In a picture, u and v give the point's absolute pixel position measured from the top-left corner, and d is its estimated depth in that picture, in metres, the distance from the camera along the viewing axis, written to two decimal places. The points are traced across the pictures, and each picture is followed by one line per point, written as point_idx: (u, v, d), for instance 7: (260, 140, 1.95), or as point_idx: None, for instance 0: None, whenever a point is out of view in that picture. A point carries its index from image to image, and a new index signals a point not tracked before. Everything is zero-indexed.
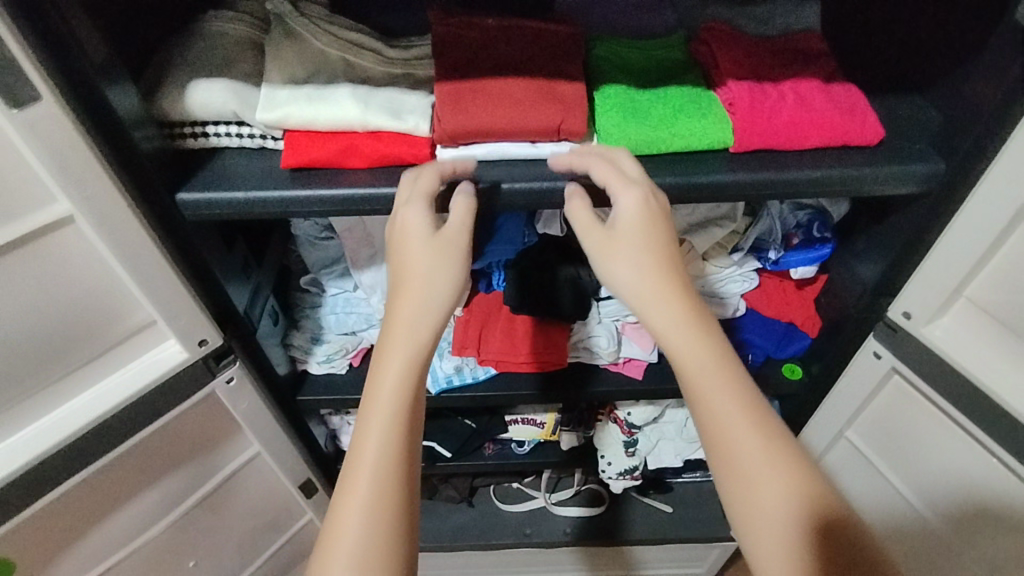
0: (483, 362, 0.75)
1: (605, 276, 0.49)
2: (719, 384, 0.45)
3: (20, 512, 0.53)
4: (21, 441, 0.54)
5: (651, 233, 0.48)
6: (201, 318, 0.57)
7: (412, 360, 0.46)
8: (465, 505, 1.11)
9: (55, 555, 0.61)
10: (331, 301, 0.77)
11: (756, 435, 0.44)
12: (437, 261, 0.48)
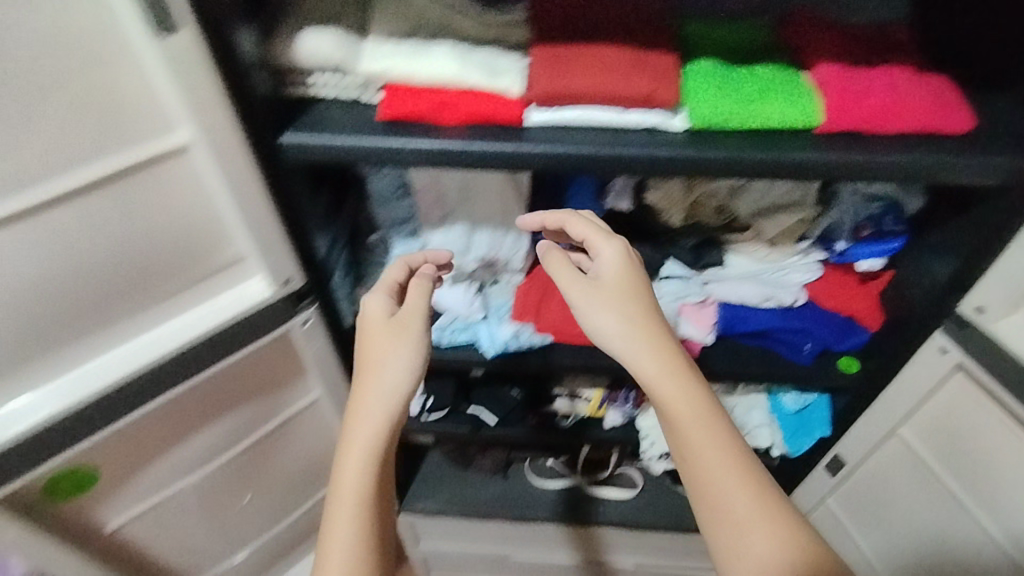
0: (541, 330, 0.77)
1: (592, 329, 0.53)
2: (703, 435, 0.49)
3: (111, 422, 0.57)
4: (119, 357, 0.57)
5: (634, 283, 0.54)
6: (288, 257, 0.59)
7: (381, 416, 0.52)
8: (499, 477, 1.13)
9: (136, 469, 0.65)
10: (397, 259, 0.78)
11: (737, 484, 0.48)
12: (401, 333, 0.55)
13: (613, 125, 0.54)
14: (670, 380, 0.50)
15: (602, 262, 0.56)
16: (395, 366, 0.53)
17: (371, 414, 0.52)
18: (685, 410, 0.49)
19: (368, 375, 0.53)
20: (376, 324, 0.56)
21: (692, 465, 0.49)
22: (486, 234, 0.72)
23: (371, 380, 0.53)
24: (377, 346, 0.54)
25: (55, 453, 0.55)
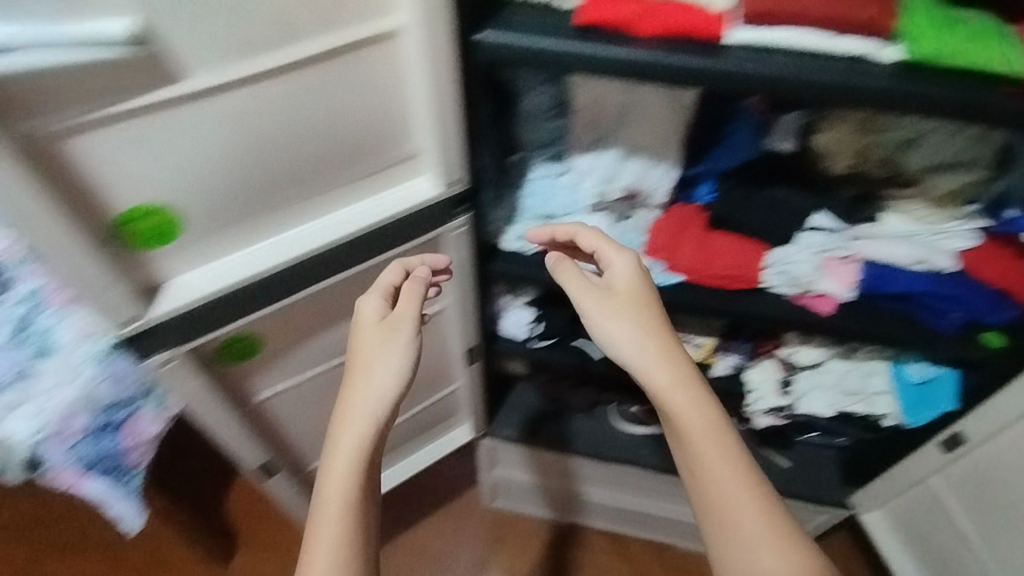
0: (673, 269, 0.77)
1: (609, 334, 0.64)
2: (710, 446, 0.59)
3: (281, 299, 0.59)
4: (295, 236, 0.59)
5: (643, 294, 0.65)
6: (459, 160, 0.60)
7: (371, 415, 0.59)
8: (583, 415, 1.15)
9: (291, 346, 0.70)
10: (536, 183, 0.78)
11: (734, 471, 0.58)
12: (387, 342, 0.62)
13: (819, 50, 0.52)
14: (680, 388, 0.61)
15: (614, 272, 0.68)
16: (383, 374, 0.60)
17: (358, 417, 0.58)
18: (696, 419, 0.59)
19: (355, 379, 0.60)
20: (370, 329, 0.62)
21: (702, 471, 0.59)
22: (639, 161, 0.71)
23: (362, 382, 0.60)
24: (365, 350, 0.61)
25: (237, 321, 0.58)
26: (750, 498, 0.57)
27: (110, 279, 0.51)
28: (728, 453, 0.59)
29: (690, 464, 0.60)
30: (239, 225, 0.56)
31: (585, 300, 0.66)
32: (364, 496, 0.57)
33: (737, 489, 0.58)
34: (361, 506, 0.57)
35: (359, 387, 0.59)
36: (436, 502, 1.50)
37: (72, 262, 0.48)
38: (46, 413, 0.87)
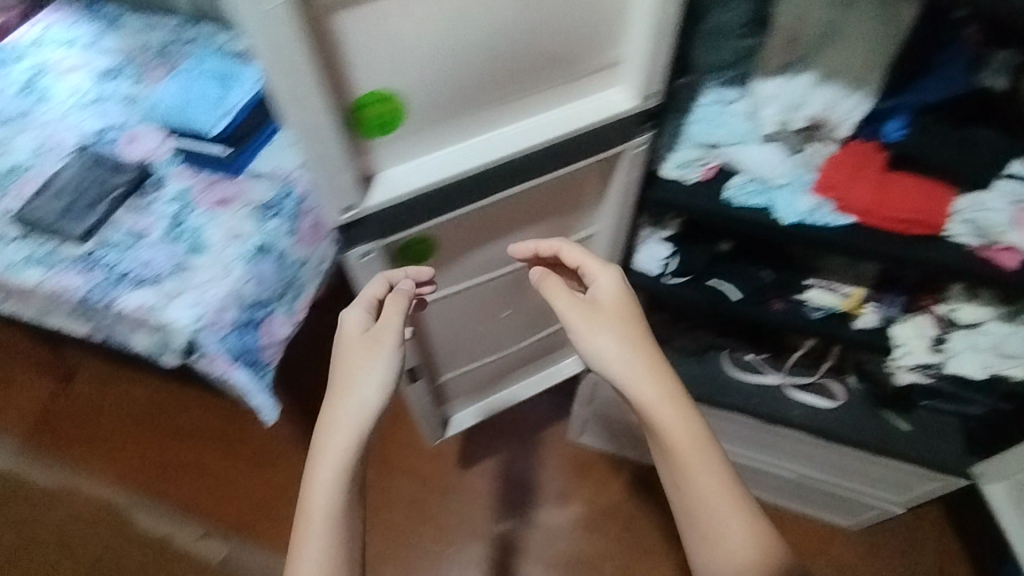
0: (844, 210, 0.73)
1: (595, 351, 0.68)
2: (694, 462, 0.64)
3: (470, 203, 0.59)
4: (488, 141, 0.58)
5: (627, 310, 0.69)
6: (659, 72, 0.57)
7: (356, 428, 0.61)
8: (693, 359, 1.13)
9: (462, 252, 0.74)
10: (705, 108, 0.75)
11: (720, 485, 0.64)
12: (375, 349, 0.65)
13: None
14: (666, 409, 0.65)
15: (599, 286, 0.72)
16: (367, 385, 0.63)
17: (344, 427, 0.61)
18: (683, 436, 0.64)
19: (340, 393, 0.63)
20: (358, 340, 0.65)
21: (687, 485, 0.64)
22: (830, 90, 0.69)
23: (350, 386, 0.63)
24: (351, 363, 0.64)
25: (430, 218, 0.58)
26: (727, 506, 0.63)
27: (341, 156, 0.51)
28: (711, 466, 0.64)
29: (675, 478, 0.65)
30: (455, 117, 0.55)
31: (571, 315, 0.70)
32: (352, 496, 0.62)
33: (718, 503, 0.63)
34: (350, 503, 0.62)
35: (343, 400, 0.62)
36: (526, 432, 1.55)
37: (321, 135, 0.49)
38: (201, 303, 0.91)
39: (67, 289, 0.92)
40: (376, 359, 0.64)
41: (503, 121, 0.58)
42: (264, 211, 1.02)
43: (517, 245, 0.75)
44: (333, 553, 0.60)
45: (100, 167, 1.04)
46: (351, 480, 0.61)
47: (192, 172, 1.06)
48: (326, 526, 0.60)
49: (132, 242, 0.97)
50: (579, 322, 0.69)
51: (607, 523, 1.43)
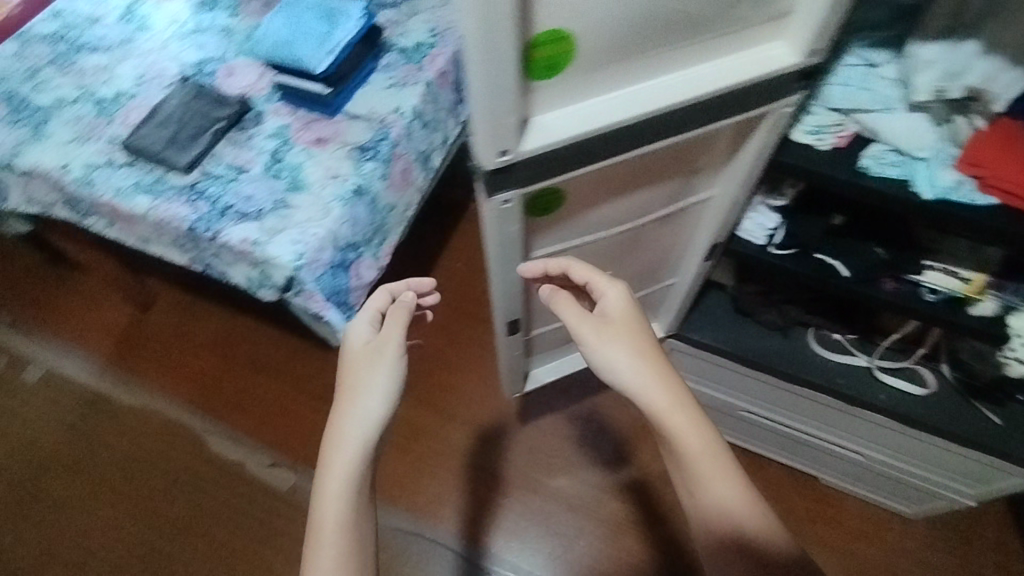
0: (987, 189, 0.68)
1: (607, 361, 0.67)
2: (709, 468, 0.63)
3: (613, 156, 0.57)
4: (640, 92, 0.55)
5: (637, 320, 0.68)
6: (831, 25, 0.53)
7: (366, 435, 0.69)
8: (779, 335, 1.10)
9: (582, 207, 0.72)
10: (847, 72, 0.72)
11: (739, 491, 0.63)
12: (377, 362, 0.73)
13: None
14: (680, 415, 0.64)
15: (606, 301, 0.71)
16: (373, 396, 0.71)
17: (351, 438, 0.69)
18: (697, 443, 0.63)
19: (347, 404, 0.71)
20: (365, 354, 0.74)
21: (702, 492, 0.63)
22: (996, 60, 0.64)
23: (360, 393, 0.71)
24: (357, 374, 0.72)
25: (573, 169, 0.56)
26: (749, 508, 0.62)
27: (513, 98, 0.48)
28: (728, 473, 0.63)
29: (689, 486, 0.64)
30: (623, 61, 0.52)
31: (582, 328, 0.69)
32: (361, 495, 0.69)
33: (739, 509, 0.62)
34: (359, 502, 0.69)
35: (352, 409, 0.70)
36: (584, 394, 1.56)
37: (502, 75, 0.46)
38: (302, 241, 0.92)
39: (174, 218, 0.95)
40: (383, 366, 0.73)
41: (658, 71, 0.55)
42: (361, 153, 1.02)
43: (526, 263, 0.71)
44: (343, 552, 0.66)
45: (202, 98, 1.05)
46: (359, 482, 0.69)
47: (289, 109, 1.06)
48: (338, 525, 0.67)
49: (234, 176, 0.99)
50: (587, 334, 0.68)
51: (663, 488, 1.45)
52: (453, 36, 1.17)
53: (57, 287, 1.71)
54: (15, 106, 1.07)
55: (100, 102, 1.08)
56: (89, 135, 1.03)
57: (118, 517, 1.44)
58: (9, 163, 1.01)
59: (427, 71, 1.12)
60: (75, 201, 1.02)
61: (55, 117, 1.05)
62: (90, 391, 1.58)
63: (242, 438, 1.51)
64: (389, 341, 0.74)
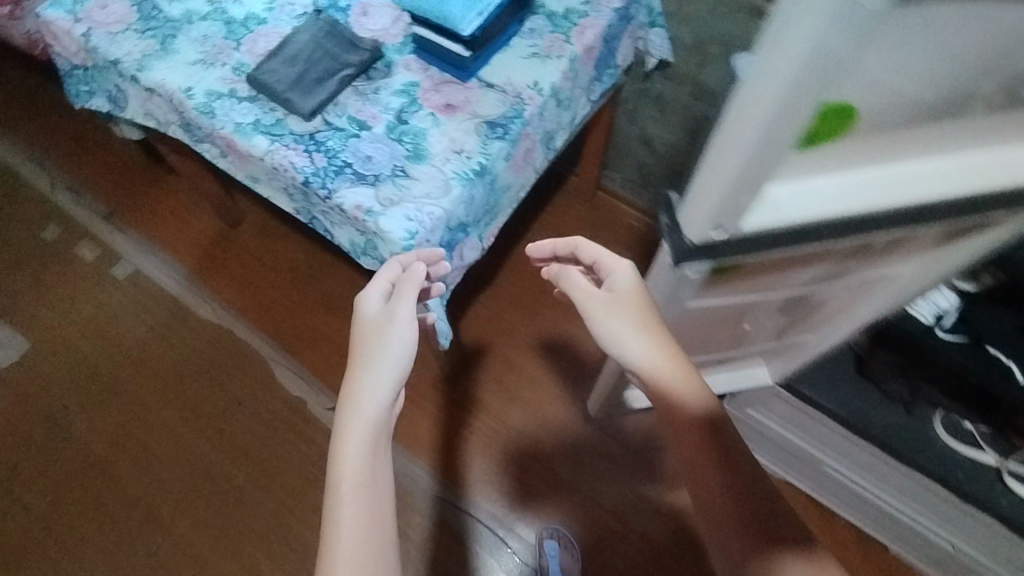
0: None
1: (614, 335, 0.72)
2: (713, 447, 0.67)
3: (814, 242, 0.49)
4: (880, 181, 0.45)
5: (639, 298, 0.73)
6: None
7: (384, 394, 0.73)
8: (901, 410, 0.97)
9: (751, 273, 0.63)
10: None
11: (744, 467, 0.66)
12: (390, 327, 0.77)
13: None
14: (684, 392, 0.69)
15: (614, 278, 0.75)
16: (389, 359, 0.75)
17: (366, 404, 0.71)
18: (702, 421, 0.68)
19: (360, 371, 0.74)
20: (375, 314, 0.79)
21: (706, 474, 0.67)
22: None
23: (373, 351, 0.76)
24: (372, 339, 0.76)
25: (764, 248, 0.50)
26: (751, 480, 0.66)
27: (772, 156, 0.41)
28: (734, 449, 0.67)
29: (691, 467, 0.68)
30: (893, 135, 0.42)
31: (590, 300, 0.75)
32: (378, 459, 0.70)
33: (742, 482, 0.66)
34: (376, 467, 0.69)
35: (369, 375, 0.73)
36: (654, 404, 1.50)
37: (773, 147, 0.40)
38: (416, 219, 0.86)
39: (289, 168, 0.90)
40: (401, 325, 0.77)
41: (909, 162, 0.45)
42: (489, 129, 0.93)
43: (539, 243, 0.84)
44: (367, 520, 0.65)
45: (334, 37, 0.98)
46: (375, 446, 0.70)
47: (421, 64, 0.98)
48: (357, 492, 0.66)
49: (356, 132, 0.93)
50: (595, 304, 0.74)
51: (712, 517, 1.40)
52: (608, 7, 1.04)
53: (154, 189, 1.73)
54: (145, 12, 1.02)
55: (230, 23, 1.02)
56: (215, 58, 0.98)
57: (185, 428, 1.51)
58: (134, 76, 0.97)
59: (573, 44, 1.00)
60: (192, 127, 0.98)
61: (183, 33, 1.01)
62: (176, 301, 1.62)
63: (309, 376, 1.53)
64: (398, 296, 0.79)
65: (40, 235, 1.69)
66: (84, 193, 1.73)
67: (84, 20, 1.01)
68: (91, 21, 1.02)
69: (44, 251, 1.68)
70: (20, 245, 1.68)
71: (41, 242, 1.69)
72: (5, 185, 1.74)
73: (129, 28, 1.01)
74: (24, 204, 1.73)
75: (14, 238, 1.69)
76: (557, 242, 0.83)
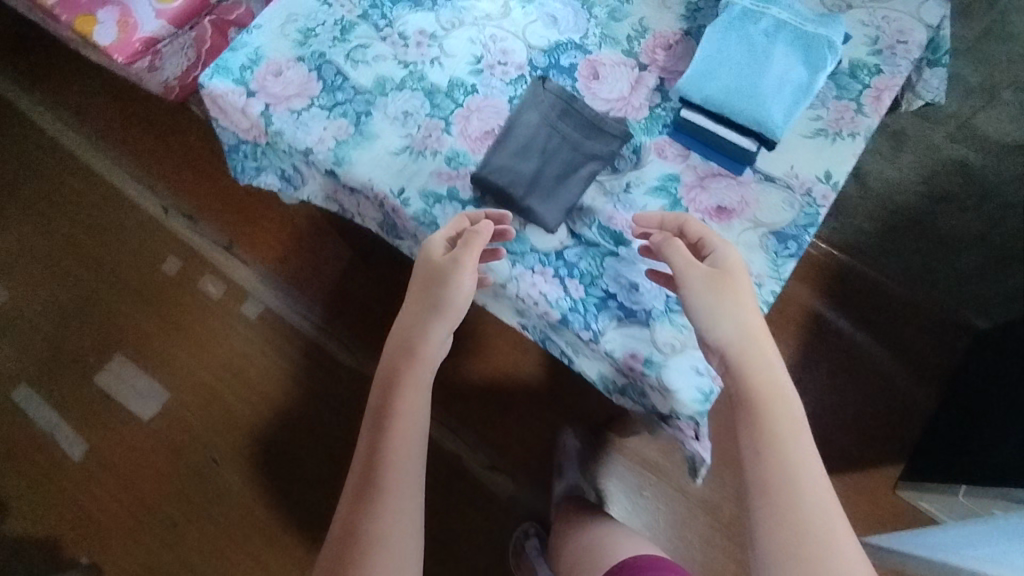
0: None
1: (712, 316, 0.64)
2: (779, 430, 0.61)
3: None
4: None
5: (742, 273, 0.66)
6: None
7: (421, 334, 0.70)
8: None
9: None
10: None
11: (806, 460, 0.61)
12: (445, 277, 0.69)
13: None
14: (765, 367, 0.63)
15: (719, 255, 0.67)
16: (432, 307, 0.70)
17: (410, 339, 0.70)
18: (778, 406, 0.62)
19: (412, 305, 0.71)
20: (436, 258, 0.70)
21: (771, 452, 0.61)
22: None
23: (429, 298, 0.70)
24: (426, 281, 0.71)
25: None
26: (810, 482, 0.60)
27: None
28: (799, 445, 0.61)
29: (759, 440, 0.61)
30: None
31: (696, 279, 0.65)
32: (403, 394, 0.69)
33: (802, 474, 0.60)
34: (398, 401, 0.68)
35: (416, 313, 0.71)
36: (844, 463, 1.37)
37: None
38: (707, 371, 0.70)
39: (538, 300, 0.73)
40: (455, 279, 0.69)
41: None
42: (779, 244, 0.74)
43: (645, 210, 0.73)
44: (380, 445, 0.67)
45: (571, 117, 0.79)
46: (410, 380, 0.69)
47: (680, 150, 0.79)
48: (376, 421, 0.68)
49: (612, 248, 0.76)
50: (699, 275, 0.66)
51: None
52: (905, 59, 0.82)
53: (274, 216, 1.59)
54: (330, 81, 0.85)
55: (431, 91, 0.84)
56: (423, 144, 0.81)
57: (333, 483, 1.41)
58: (330, 171, 0.81)
59: (868, 116, 0.79)
60: (400, 229, 0.82)
61: (378, 108, 0.83)
62: (311, 343, 1.50)
63: (466, 429, 1.41)
64: (465, 245, 0.69)
65: (161, 267, 1.57)
66: (200, 220, 1.60)
67: (260, 93, 0.84)
68: (267, 94, 0.84)
69: (167, 285, 1.56)
70: (139, 279, 1.57)
71: (162, 276, 1.57)
72: (115, 210, 1.61)
73: (314, 103, 0.84)
74: (138, 231, 1.60)
75: (134, 271, 1.57)
76: (663, 223, 0.72)
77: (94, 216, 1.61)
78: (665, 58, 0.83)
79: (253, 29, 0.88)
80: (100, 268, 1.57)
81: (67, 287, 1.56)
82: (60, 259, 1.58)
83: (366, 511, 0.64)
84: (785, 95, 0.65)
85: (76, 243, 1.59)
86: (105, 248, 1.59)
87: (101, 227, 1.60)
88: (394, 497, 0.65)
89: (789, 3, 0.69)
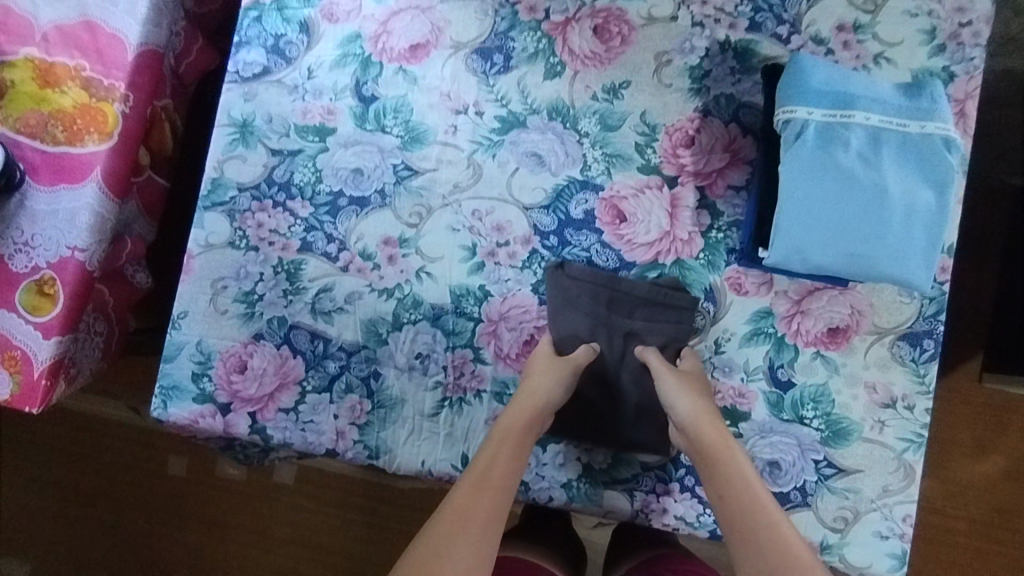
0: None
1: (671, 405, 0.58)
2: (738, 481, 0.55)
3: None
4: None
5: (702, 378, 0.61)
6: None
7: (531, 411, 0.59)
8: None
9: None
10: None
11: (769, 507, 0.54)
12: (557, 367, 0.61)
13: None
14: (720, 433, 0.57)
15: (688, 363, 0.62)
16: (547, 390, 0.60)
17: (520, 408, 0.59)
18: (738, 462, 0.56)
19: (527, 384, 0.60)
20: (544, 348, 0.63)
21: (733, 500, 0.54)
22: None
23: (543, 381, 0.60)
24: (542, 368, 0.61)
25: None
26: (779, 524, 0.52)
27: None
28: (760, 496, 0.54)
29: (718, 492, 0.55)
30: None
31: (666, 383, 0.59)
32: (500, 467, 0.56)
33: (770, 520, 0.53)
34: (495, 472, 0.56)
35: (526, 392, 0.60)
36: None
37: None
38: (892, 532, 0.61)
39: (677, 525, 0.63)
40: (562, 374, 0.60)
41: None
42: (913, 349, 0.63)
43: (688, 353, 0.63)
44: (475, 506, 0.53)
45: (621, 303, 0.64)
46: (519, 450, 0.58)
47: (759, 276, 0.64)
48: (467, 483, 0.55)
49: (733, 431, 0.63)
50: (663, 378, 0.59)
51: (973, 503, 1.06)
52: (976, 45, 0.64)
53: None
54: (310, 352, 0.66)
55: (437, 314, 0.66)
56: (460, 388, 0.66)
57: None
58: (371, 462, 0.66)
59: (961, 142, 0.63)
60: None
61: (385, 364, 0.66)
62: (364, 482, 1.16)
63: None
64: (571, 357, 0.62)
65: (163, 471, 1.18)
66: None
67: (235, 402, 0.66)
68: (243, 401, 0.66)
69: (181, 490, 1.18)
70: (145, 496, 1.18)
71: (170, 481, 1.18)
72: (64, 419, 1.19)
73: (306, 389, 0.66)
74: (108, 444, 1.18)
75: (131, 489, 1.18)
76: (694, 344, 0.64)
77: (45, 431, 1.19)
78: (693, 159, 0.65)
79: (177, 320, 0.67)
80: (90, 502, 1.18)
81: (60, 541, 1.18)
82: (27, 504, 1.19)
83: (442, 537, 0.51)
84: (918, 236, 0.52)
85: (41, 486, 1.19)
86: (81, 476, 1.18)
87: (58, 449, 1.19)
88: (472, 533, 0.52)
89: (871, 96, 0.53)
